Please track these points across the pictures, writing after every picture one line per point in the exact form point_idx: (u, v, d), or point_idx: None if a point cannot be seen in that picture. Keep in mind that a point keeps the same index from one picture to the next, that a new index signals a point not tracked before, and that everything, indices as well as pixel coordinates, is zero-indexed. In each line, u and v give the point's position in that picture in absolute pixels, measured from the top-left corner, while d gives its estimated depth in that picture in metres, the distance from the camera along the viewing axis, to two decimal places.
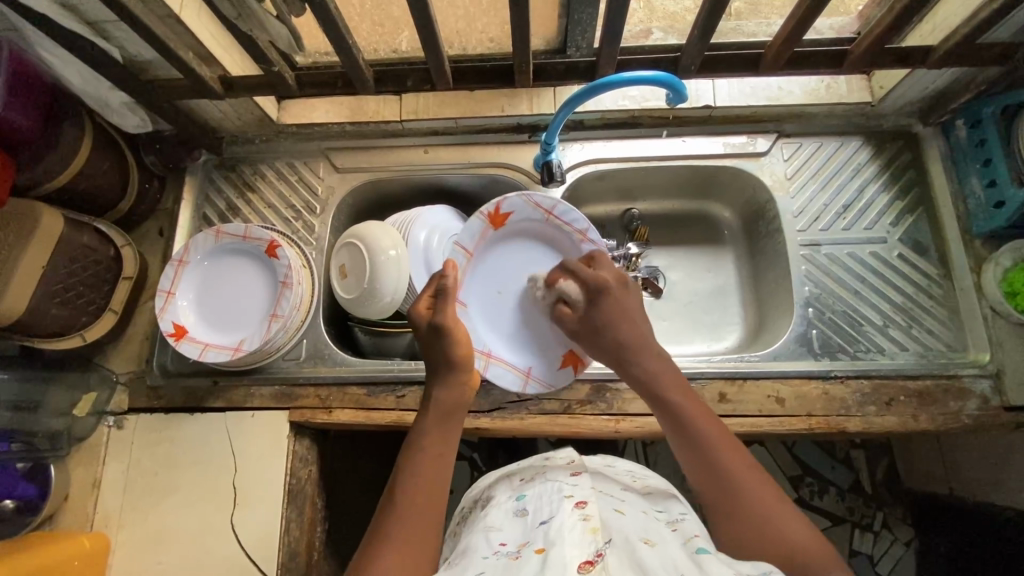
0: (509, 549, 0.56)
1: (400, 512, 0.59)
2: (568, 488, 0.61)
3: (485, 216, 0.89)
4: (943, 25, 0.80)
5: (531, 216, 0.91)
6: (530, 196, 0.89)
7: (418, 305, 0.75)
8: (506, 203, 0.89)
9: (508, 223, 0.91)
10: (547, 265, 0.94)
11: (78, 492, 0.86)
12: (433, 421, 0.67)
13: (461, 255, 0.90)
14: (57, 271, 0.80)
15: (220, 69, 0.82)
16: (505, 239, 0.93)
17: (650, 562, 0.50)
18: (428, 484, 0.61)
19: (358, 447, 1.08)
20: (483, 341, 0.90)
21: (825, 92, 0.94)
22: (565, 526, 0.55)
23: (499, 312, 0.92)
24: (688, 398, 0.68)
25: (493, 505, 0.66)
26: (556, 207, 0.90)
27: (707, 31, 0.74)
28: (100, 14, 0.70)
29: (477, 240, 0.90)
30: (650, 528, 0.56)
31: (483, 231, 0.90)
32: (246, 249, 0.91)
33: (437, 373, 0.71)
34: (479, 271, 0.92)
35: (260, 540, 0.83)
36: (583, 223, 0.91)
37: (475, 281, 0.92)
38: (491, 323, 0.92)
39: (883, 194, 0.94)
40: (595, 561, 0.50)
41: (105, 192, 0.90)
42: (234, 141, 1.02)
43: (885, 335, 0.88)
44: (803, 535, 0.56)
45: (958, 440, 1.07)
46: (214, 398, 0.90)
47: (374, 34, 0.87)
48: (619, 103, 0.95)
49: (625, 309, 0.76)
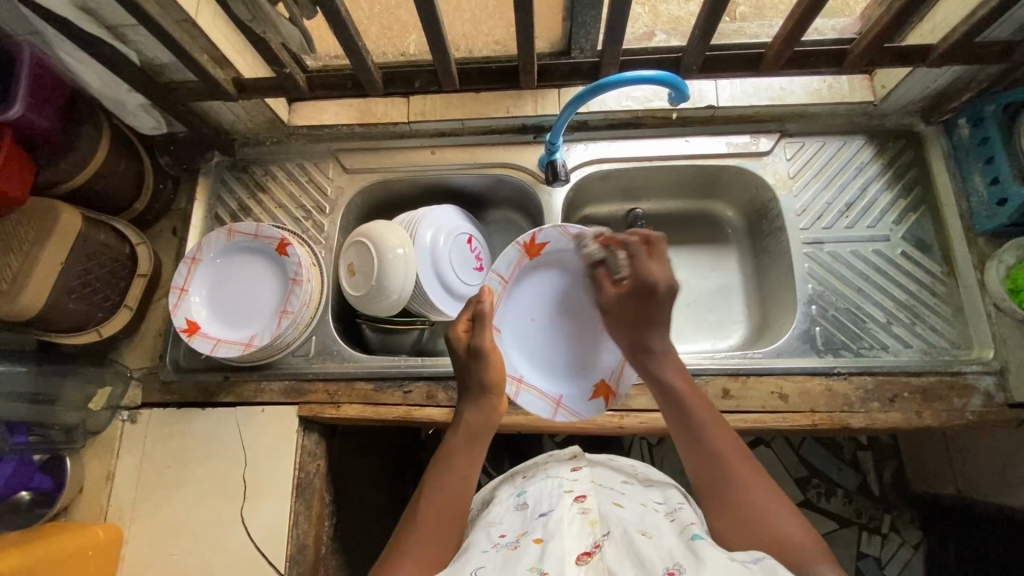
0: (509, 540, 0.57)
1: (422, 522, 0.61)
2: (568, 483, 0.63)
3: (520, 245, 0.88)
4: (942, 24, 0.81)
5: (565, 246, 0.90)
6: (565, 228, 0.88)
7: (457, 328, 0.74)
8: (541, 233, 0.88)
9: (542, 253, 0.90)
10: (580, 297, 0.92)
11: (92, 485, 0.88)
12: (461, 442, 0.68)
13: (495, 280, 0.89)
14: (76, 267, 0.82)
15: (233, 71, 0.84)
16: (540, 267, 0.92)
17: (647, 551, 0.51)
18: (452, 502, 0.63)
19: (366, 445, 1.09)
20: (515, 367, 0.88)
21: (827, 92, 0.95)
22: (565, 519, 0.56)
23: (532, 339, 0.91)
24: (696, 393, 0.70)
25: (495, 502, 0.68)
26: None
27: (708, 32, 0.76)
28: (119, 19, 0.73)
29: (513, 267, 0.89)
30: (648, 520, 0.57)
31: (518, 260, 0.89)
32: (255, 247, 0.93)
33: (468, 393, 0.72)
34: (514, 297, 0.91)
35: (270, 533, 0.84)
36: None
37: (509, 309, 0.91)
38: (522, 351, 0.90)
39: (885, 192, 0.95)
40: (593, 552, 0.51)
41: (120, 191, 0.92)
42: (246, 142, 1.04)
43: (889, 332, 0.89)
44: (796, 530, 0.57)
45: (965, 440, 1.07)
46: (225, 393, 0.92)
47: (383, 38, 0.89)
48: (623, 103, 0.97)
49: (664, 315, 0.74)
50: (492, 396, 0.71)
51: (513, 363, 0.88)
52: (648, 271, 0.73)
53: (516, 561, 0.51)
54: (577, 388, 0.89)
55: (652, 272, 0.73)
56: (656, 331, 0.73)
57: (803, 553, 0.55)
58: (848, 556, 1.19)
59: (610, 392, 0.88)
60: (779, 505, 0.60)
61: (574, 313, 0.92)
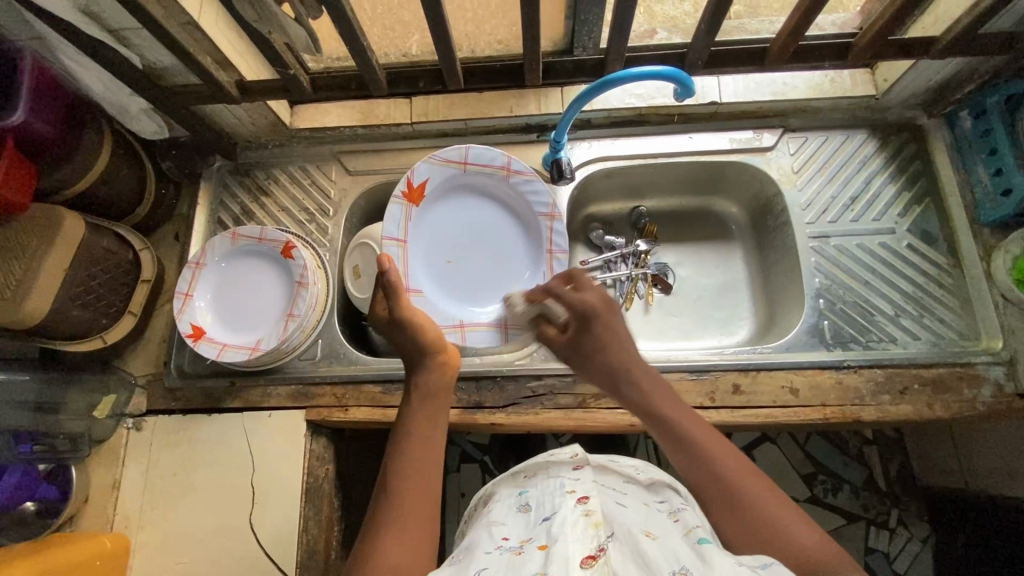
0: (511, 545, 0.56)
1: (399, 498, 0.59)
2: (570, 483, 0.62)
3: (401, 197, 0.93)
4: (944, 17, 0.81)
5: (446, 175, 0.95)
6: (435, 158, 0.93)
7: (377, 307, 0.77)
8: (416, 174, 0.93)
9: (427, 193, 0.95)
10: (489, 214, 0.99)
11: (97, 494, 0.87)
12: (418, 406, 0.68)
13: (393, 246, 0.92)
14: (79, 272, 0.81)
15: (236, 74, 0.84)
16: (435, 210, 0.97)
17: (652, 553, 0.50)
18: (424, 473, 0.61)
19: (372, 449, 1.08)
20: (451, 317, 0.94)
21: (829, 87, 0.96)
22: (568, 522, 0.55)
23: (456, 278, 0.97)
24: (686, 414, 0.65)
25: (497, 501, 0.68)
26: (466, 156, 0.94)
27: (713, 26, 0.76)
28: (122, 22, 0.72)
29: (404, 223, 0.93)
30: (652, 521, 0.56)
31: (406, 210, 0.93)
32: (261, 251, 0.92)
33: (412, 364, 0.73)
34: (420, 249, 0.96)
35: (279, 538, 0.83)
36: (501, 159, 0.95)
37: (418, 256, 0.95)
38: (453, 295, 0.96)
39: (890, 185, 0.95)
40: (598, 556, 0.50)
41: (123, 197, 0.92)
42: (247, 146, 1.03)
43: (897, 325, 0.89)
44: (809, 537, 0.55)
45: (972, 432, 1.06)
46: (231, 398, 0.91)
47: (385, 38, 0.89)
48: (626, 101, 0.96)
49: (616, 329, 0.73)
50: (432, 355, 0.73)
51: (447, 316, 0.94)
52: (580, 301, 0.73)
53: (520, 566, 0.51)
54: None
55: (585, 298, 0.74)
56: (620, 353, 0.71)
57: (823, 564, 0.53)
58: (856, 552, 1.18)
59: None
60: (790, 513, 0.57)
61: (487, 236, 0.98)
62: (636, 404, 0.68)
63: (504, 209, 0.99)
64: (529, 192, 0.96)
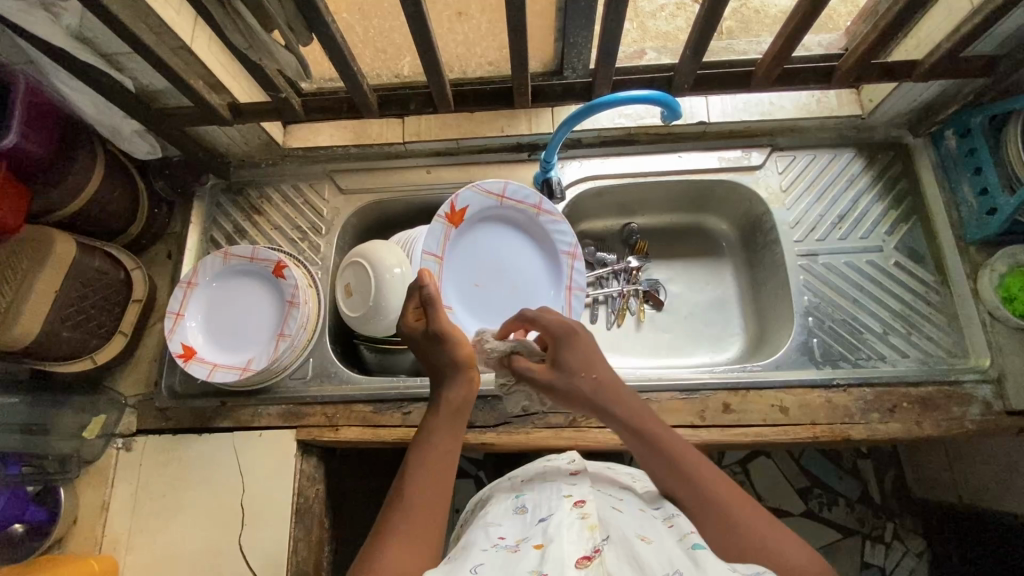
0: (508, 543, 0.56)
1: (408, 504, 0.58)
2: (567, 488, 0.61)
3: (443, 218, 0.90)
4: (925, 40, 0.83)
5: (485, 204, 0.94)
6: (479, 185, 0.91)
7: (408, 316, 0.74)
8: (459, 199, 0.91)
9: (466, 218, 0.93)
10: (521, 248, 0.97)
11: (87, 515, 0.86)
12: (444, 420, 0.66)
13: (431, 261, 0.91)
14: (69, 294, 0.81)
15: (228, 96, 0.85)
16: (468, 233, 0.95)
17: (646, 556, 0.50)
18: (436, 480, 0.60)
19: (364, 466, 1.08)
20: (477, 335, 0.93)
21: (817, 107, 0.97)
22: (564, 523, 0.54)
23: (485, 302, 0.95)
24: (675, 436, 0.65)
25: (493, 504, 0.67)
26: (505, 189, 0.93)
27: (699, 50, 0.77)
28: (116, 48, 0.73)
29: (443, 242, 0.91)
30: (646, 526, 0.56)
31: (446, 232, 0.92)
32: (253, 270, 0.92)
33: (438, 377, 0.70)
34: (455, 267, 0.94)
35: (269, 559, 0.83)
36: (533, 197, 0.94)
37: (452, 279, 0.93)
38: (479, 317, 0.94)
39: (877, 204, 0.96)
40: (593, 556, 0.50)
41: (115, 216, 0.92)
42: (241, 165, 1.04)
43: (885, 343, 0.89)
44: (798, 557, 0.55)
45: (964, 448, 1.07)
46: (222, 418, 0.90)
47: (378, 61, 0.91)
48: (616, 121, 0.98)
49: (590, 348, 0.71)
50: (464, 372, 0.70)
51: (474, 333, 0.92)
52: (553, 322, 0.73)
53: (514, 563, 0.50)
54: None
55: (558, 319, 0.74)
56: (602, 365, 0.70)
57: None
58: (853, 566, 1.18)
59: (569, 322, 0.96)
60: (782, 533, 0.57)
61: (514, 263, 0.97)
62: (623, 423, 0.67)
63: (535, 245, 0.97)
64: (557, 230, 0.95)
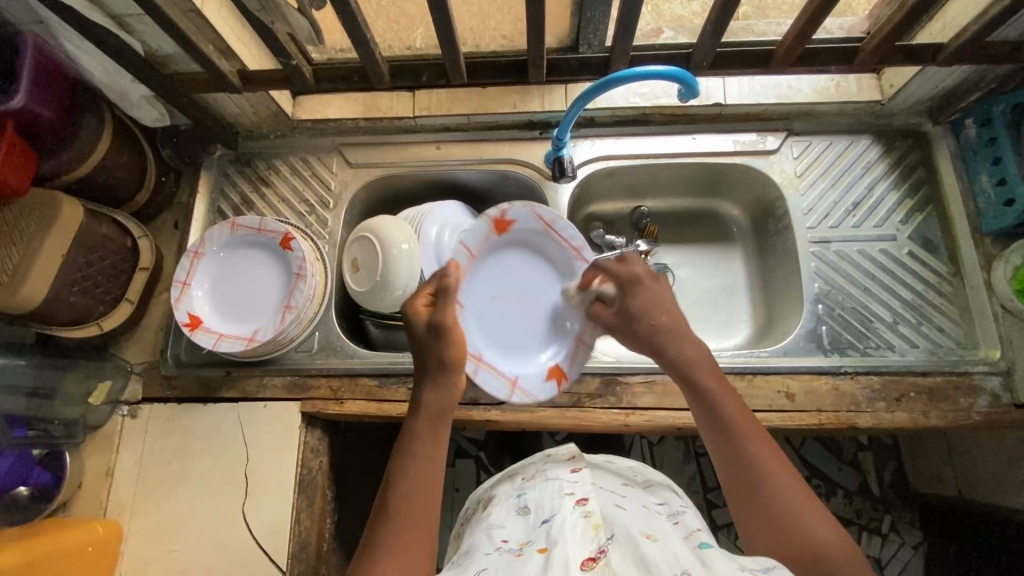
0: (511, 546, 0.56)
1: (393, 516, 0.58)
2: (569, 485, 0.61)
3: (490, 219, 0.85)
4: (952, 23, 0.81)
5: (533, 225, 0.88)
6: (535, 206, 0.87)
7: (417, 301, 0.70)
8: (511, 209, 0.86)
9: (511, 230, 0.88)
10: (548, 285, 0.90)
11: (91, 480, 0.87)
12: (424, 428, 0.64)
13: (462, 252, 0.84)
14: (76, 259, 0.81)
15: (238, 63, 0.83)
16: (507, 246, 0.88)
17: (653, 556, 0.49)
18: (426, 485, 0.60)
19: (365, 442, 1.08)
20: (477, 346, 0.84)
21: (835, 91, 0.95)
22: (567, 523, 0.54)
23: (495, 321, 0.87)
24: (728, 395, 0.64)
25: (495, 503, 0.67)
26: (557, 221, 0.88)
27: (720, 26, 0.75)
28: (124, 8, 0.72)
29: (480, 242, 0.86)
30: (651, 523, 0.56)
31: (487, 234, 0.86)
32: (259, 241, 0.92)
33: (428, 374, 0.67)
34: (481, 275, 0.86)
35: (271, 528, 0.83)
36: (578, 239, 0.89)
37: (475, 283, 0.86)
38: (483, 331, 0.85)
39: (892, 192, 0.95)
40: (598, 558, 0.50)
41: (122, 183, 0.91)
42: (249, 136, 1.03)
43: (895, 332, 0.89)
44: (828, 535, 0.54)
45: (966, 442, 1.06)
46: (227, 388, 0.91)
47: (389, 31, 0.89)
48: (630, 99, 0.96)
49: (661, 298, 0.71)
50: (452, 376, 0.67)
51: (473, 342, 0.83)
52: (626, 269, 0.74)
53: (518, 567, 0.50)
54: (532, 368, 0.86)
55: (632, 267, 0.74)
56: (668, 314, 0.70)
57: (841, 561, 0.52)
58: None
59: (563, 375, 0.86)
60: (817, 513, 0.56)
61: (537, 299, 0.89)
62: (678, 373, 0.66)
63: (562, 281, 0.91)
64: None
